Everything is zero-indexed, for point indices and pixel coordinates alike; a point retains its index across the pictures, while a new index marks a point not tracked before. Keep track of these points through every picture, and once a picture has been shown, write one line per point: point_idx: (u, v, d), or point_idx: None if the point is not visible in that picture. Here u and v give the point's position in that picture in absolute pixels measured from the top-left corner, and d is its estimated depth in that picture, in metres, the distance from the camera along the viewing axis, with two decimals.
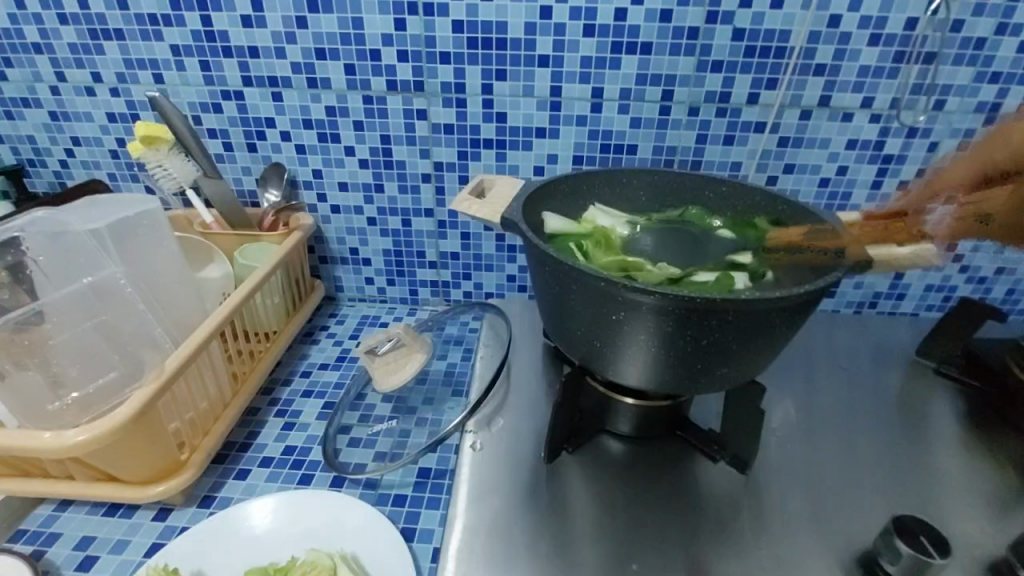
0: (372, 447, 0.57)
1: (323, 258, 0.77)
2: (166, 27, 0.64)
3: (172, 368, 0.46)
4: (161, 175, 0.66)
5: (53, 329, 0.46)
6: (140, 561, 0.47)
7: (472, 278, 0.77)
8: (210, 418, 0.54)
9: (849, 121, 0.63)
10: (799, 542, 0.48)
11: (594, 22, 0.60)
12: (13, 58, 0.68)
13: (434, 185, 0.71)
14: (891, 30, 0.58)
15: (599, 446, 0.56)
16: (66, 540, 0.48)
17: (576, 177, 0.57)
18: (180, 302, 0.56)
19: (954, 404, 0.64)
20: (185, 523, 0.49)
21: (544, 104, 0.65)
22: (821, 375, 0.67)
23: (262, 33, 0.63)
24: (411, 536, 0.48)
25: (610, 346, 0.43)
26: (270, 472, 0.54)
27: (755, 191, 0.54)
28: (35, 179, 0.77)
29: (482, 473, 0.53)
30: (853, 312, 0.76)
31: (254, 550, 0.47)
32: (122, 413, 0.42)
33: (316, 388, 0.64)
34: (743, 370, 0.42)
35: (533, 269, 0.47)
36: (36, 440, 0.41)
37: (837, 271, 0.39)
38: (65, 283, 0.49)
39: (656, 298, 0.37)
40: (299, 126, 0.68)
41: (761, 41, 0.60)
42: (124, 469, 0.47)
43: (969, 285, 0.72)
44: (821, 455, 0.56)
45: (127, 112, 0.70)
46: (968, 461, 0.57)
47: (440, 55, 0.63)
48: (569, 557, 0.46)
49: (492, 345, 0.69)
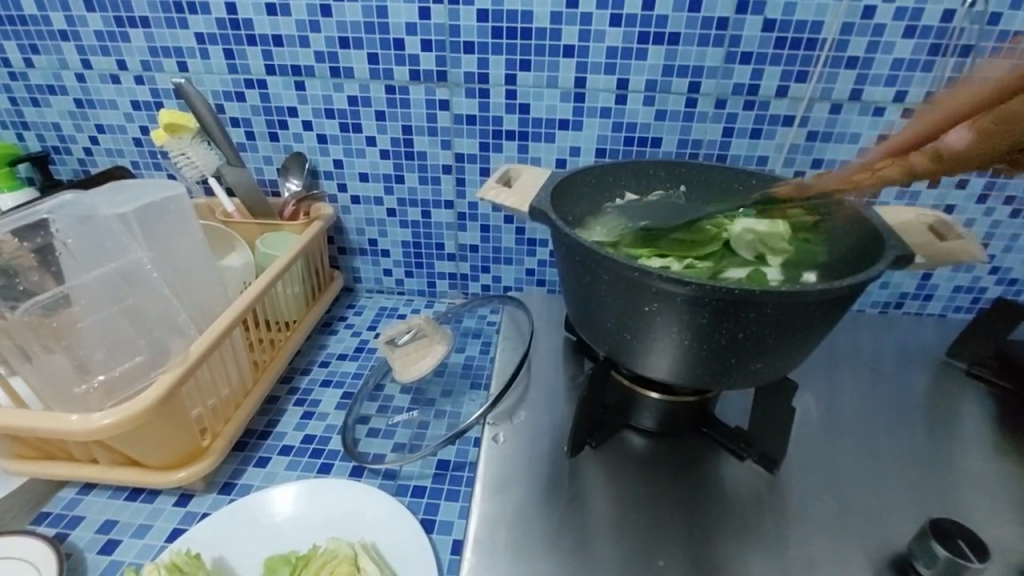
0: (391, 437, 0.56)
1: (342, 248, 0.77)
2: (191, 15, 0.64)
3: (197, 353, 0.47)
4: (184, 163, 0.66)
5: (80, 313, 0.46)
6: (162, 546, 0.47)
7: (490, 270, 0.77)
8: (231, 405, 0.54)
9: (881, 115, 0.62)
10: (826, 542, 0.47)
11: (621, 12, 0.59)
12: (40, 45, 0.68)
13: (454, 177, 0.71)
14: (927, 22, 0.56)
15: (620, 442, 0.56)
16: (89, 523, 0.48)
17: (602, 167, 0.56)
18: (204, 288, 0.56)
19: (985, 406, 0.62)
20: (206, 508, 0.50)
21: (568, 95, 0.64)
22: (846, 374, 0.65)
23: (287, 21, 0.63)
24: (431, 527, 0.48)
25: (640, 338, 0.42)
26: (290, 460, 0.54)
27: (786, 184, 0.53)
28: (60, 167, 0.77)
29: (502, 466, 0.53)
30: (878, 312, 0.75)
31: (276, 538, 0.46)
32: (147, 398, 0.42)
33: (334, 378, 0.64)
34: (777, 365, 0.41)
35: (560, 259, 0.46)
36: (64, 422, 0.41)
37: (876, 266, 0.39)
38: (92, 267, 0.49)
39: (690, 289, 0.37)
40: (321, 116, 0.68)
41: (793, 33, 0.58)
42: (147, 454, 0.47)
43: (999, 285, 0.70)
44: (848, 456, 0.55)
45: (151, 100, 0.70)
46: (1000, 465, 0.55)
47: (464, 45, 0.62)
48: (591, 552, 0.46)
49: (511, 339, 0.68)
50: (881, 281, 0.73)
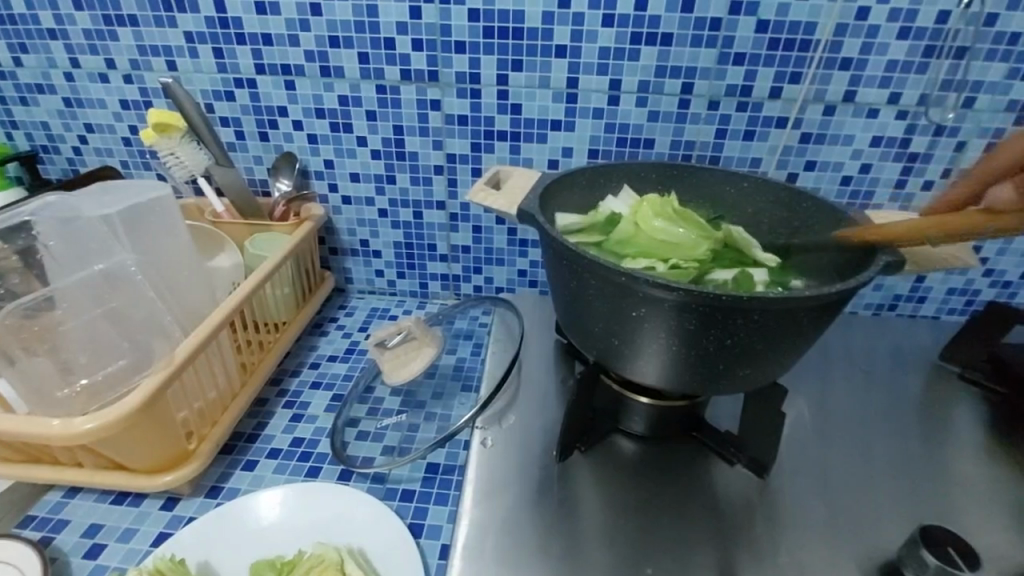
0: (380, 440, 0.56)
1: (334, 249, 0.77)
2: (180, 14, 0.63)
3: (182, 357, 0.46)
4: (173, 163, 0.65)
5: (64, 315, 0.46)
6: (148, 550, 0.46)
7: (483, 272, 0.76)
8: (218, 408, 0.54)
9: (874, 117, 0.61)
10: (816, 548, 0.47)
11: (613, 12, 0.58)
12: (27, 44, 0.67)
13: (446, 178, 0.70)
14: (922, 23, 0.56)
15: (611, 445, 0.55)
16: (74, 527, 0.48)
17: (593, 169, 0.55)
18: (191, 291, 0.55)
19: (978, 410, 0.62)
20: (192, 512, 0.49)
21: (560, 96, 0.63)
22: (838, 377, 0.65)
23: (276, 20, 0.62)
24: (419, 531, 0.47)
25: (628, 343, 0.42)
26: (277, 464, 0.53)
27: (778, 186, 0.52)
28: (49, 166, 0.77)
29: (491, 470, 0.52)
30: (872, 314, 0.75)
31: (262, 543, 0.46)
32: (130, 402, 0.42)
33: (324, 380, 0.64)
34: (766, 371, 0.41)
35: (548, 263, 0.46)
36: (46, 426, 0.41)
37: (865, 272, 0.38)
38: (76, 269, 0.48)
39: (678, 295, 0.36)
40: (311, 116, 0.68)
41: (786, 33, 0.58)
42: (132, 458, 0.47)
43: (993, 288, 0.70)
44: (839, 460, 0.55)
45: (140, 99, 0.70)
46: (992, 469, 0.55)
47: (455, 44, 0.62)
48: (580, 557, 0.46)
49: (502, 341, 0.68)
50: (875, 283, 0.72)
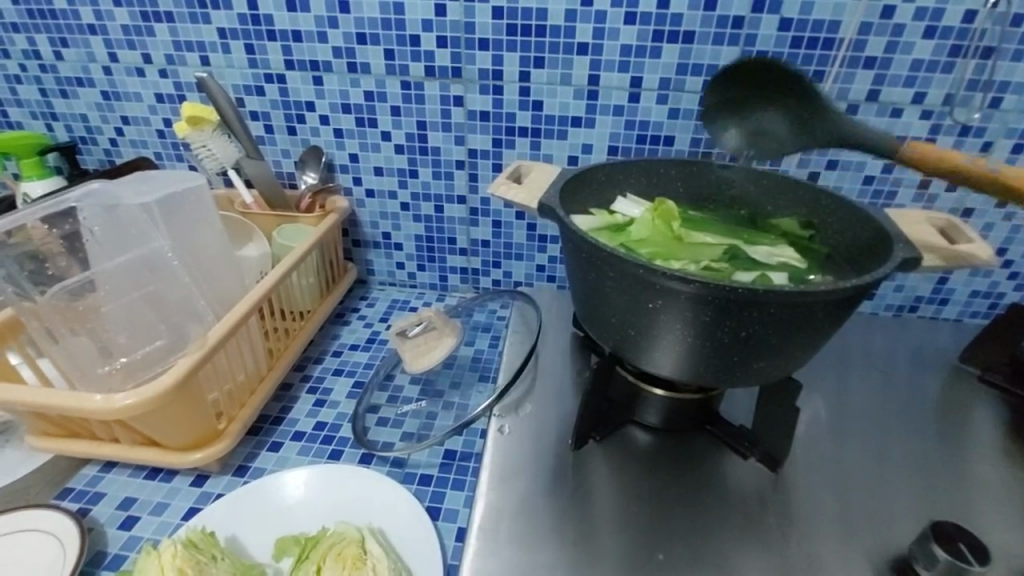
0: (400, 426, 0.57)
1: (356, 241, 0.79)
2: (214, 11, 0.66)
3: (214, 339, 0.48)
4: (205, 155, 0.68)
5: (104, 297, 0.48)
6: (179, 523, 0.48)
7: (501, 266, 0.77)
8: (246, 391, 0.56)
9: (898, 117, 0.61)
10: (826, 541, 0.47)
11: (636, 10, 0.59)
12: (69, 39, 0.70)
13: (467, 173, 0.71)
14: (948, 23, 0.55)
15: (624, 436, 0.56)
16: (109, 500, 0.50)
17: (613, 164, 0.56)
18: (221, 277, 0.57)
19: (998, 412, 0.62)
20: (220, 489, 0.51)
21: (581, 93, 0.64)
22: (857, 378, 0.65)
23: (306, 17, 0.64)
24: (437, 514, 0.49)
25: (644, 334, 0.43)
26: (302, 446, 0.55)
27: (798, 184, 0.52)
28: (86, 156, 0.80)
29: (506, 456, 0.54)
30: (892, 315, 0.74)
31: (288, 518, 0.48)
32: (165, 381, 0.44)
33: (346, 367, 0.66)
34: (781, 364, 0.42)
35: (566, 256, 0.47)
36: (87, 401, 0.43)
37: (883, 267, 0.39)
38: (115, 253, 0.50)
39: (694, 287, 0.37)
40: (338, 112, 0.70)
41: (809, 32, 0.58)
42: (165, 435, 0.49)
43: (1017, 291, 0.69)
44: (852, 456, 0.55)
45: (174, 93, 0.72)
46: (1010, 470, 0.55)
47: (479, 42, 0.63)
48: (592, 543, 0.47)
49: (520, 333, 0.69)
50: (896, 284, 0.72)
